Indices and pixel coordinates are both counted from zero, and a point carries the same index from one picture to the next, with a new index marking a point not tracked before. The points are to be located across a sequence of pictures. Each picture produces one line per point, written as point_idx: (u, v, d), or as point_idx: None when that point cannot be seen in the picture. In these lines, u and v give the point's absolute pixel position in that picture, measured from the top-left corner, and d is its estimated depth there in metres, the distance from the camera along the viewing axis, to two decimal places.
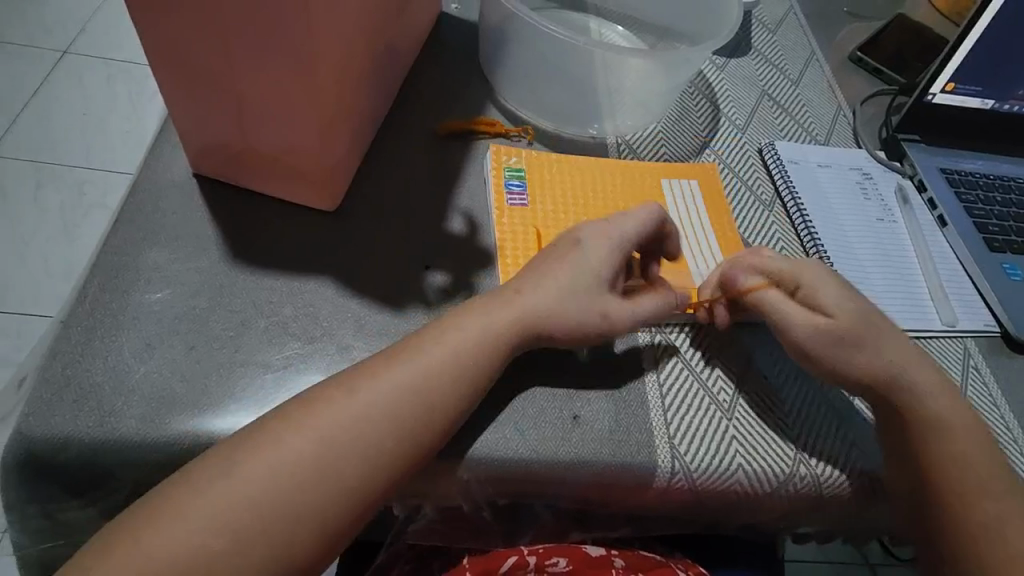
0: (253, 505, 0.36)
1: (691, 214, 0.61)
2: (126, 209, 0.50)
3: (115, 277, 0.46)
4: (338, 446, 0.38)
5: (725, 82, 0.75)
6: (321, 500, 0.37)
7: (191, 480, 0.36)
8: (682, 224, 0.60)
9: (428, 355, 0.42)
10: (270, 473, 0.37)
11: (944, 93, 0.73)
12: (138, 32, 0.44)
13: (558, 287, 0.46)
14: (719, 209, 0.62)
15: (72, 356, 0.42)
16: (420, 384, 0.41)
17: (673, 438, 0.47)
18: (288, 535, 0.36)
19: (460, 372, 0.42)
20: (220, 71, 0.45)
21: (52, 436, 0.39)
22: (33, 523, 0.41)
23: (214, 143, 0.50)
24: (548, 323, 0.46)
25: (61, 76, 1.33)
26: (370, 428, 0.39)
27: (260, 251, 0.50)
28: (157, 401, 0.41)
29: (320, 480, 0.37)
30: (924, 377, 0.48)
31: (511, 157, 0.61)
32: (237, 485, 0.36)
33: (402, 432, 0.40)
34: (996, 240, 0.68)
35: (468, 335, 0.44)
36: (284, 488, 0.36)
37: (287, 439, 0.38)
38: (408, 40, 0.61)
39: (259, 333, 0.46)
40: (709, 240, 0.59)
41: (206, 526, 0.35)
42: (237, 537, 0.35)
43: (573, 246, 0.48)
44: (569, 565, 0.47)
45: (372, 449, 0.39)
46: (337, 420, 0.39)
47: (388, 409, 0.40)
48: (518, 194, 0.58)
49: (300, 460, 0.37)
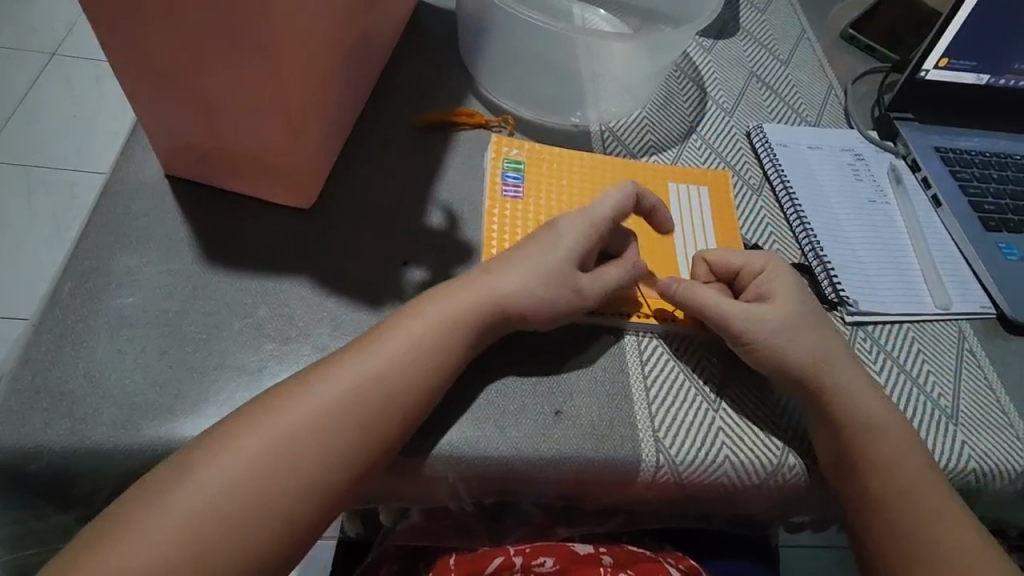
0: (222, 513, 0.35)
1: (693, 214, 0.59)
2: (98, 212, 0.49)
3: (87, 282, 0.45)
4: (305, 444, 0.38)
5: (712, 65, 0.74)
6: (289, 499, 0.36)
7: (158, 488, 0.35)
8: (682, 223, 0.59)
9: (396, 348, 0.42)
10: (242, 482, 0.36)
11: (938, 69, 0.71)
12: (100, 39, 0.43)
13: (524, 270, 0.46)
14: (725, 206, 0.61)
15: (43, 365, 0.41)
16: (389, 377, 0.40)
17: (658, 431, 0.46)
18: (258, 539, 0.35)
19: (429, 360, 0.42)
20: (185, 71, 0.44)
21: (23, 445, 0.38)
22: (11, 532, 0.41)
23: (183, 143, 0.49)
24: (514, 306, 0.45)
25: (49, 79, 1.32)
26: (339, 424, 0.39)
27: (236, 251, 0.49)
28: (129, 408, 0.41)
29: (293, 484, 0.37)
30: (869, 405, 0.47)
31: (513, 148, 0.60)
32: (199, 490, 0.35)
33: (372, 428, 0.39)
34: (992, 219, 0.66)
35: (438, 325, 0.43)
36: (248, 489, 0.36)
37: (247, 439, 0.37)
38: (384, 31, 0.59)
39: (234, 335, 0.45)
40: (709, 237, 0.58)
41: (171, 536, 0.34)
42: (205, 548, 0.34)
43: (542, 233, 0.49)
44: (555, 565, 0.46)
45: (341, 445, 0.38)
46: (300, 418, 0.38)
47: (361, 414, 0.39)
48: (514, 184, 0.58)
49: (261, 458, 0.37)
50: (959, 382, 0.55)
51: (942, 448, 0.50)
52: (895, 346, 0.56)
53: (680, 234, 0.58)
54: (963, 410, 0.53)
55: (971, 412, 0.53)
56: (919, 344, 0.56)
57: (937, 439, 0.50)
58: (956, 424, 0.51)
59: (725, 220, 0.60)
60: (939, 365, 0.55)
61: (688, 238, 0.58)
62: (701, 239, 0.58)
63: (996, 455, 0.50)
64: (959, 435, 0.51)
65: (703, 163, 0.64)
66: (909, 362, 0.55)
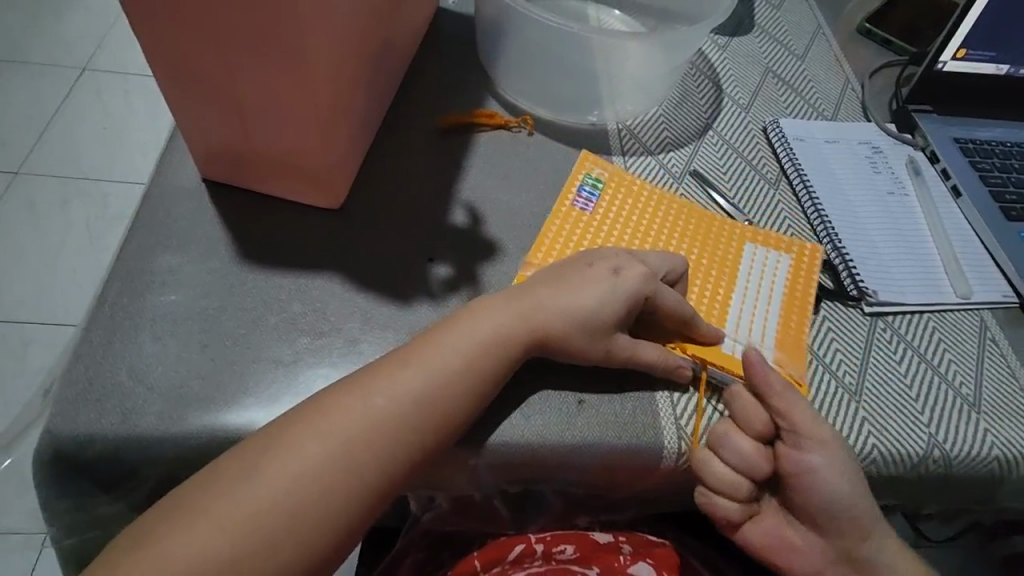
0: (282, 508, 0.36)
1: (762, 286, 0.56)
2: (140, 216, 0.52)
3: (132, 282, 0.48)
4: (355, 443, 0.39)
5: (728, 61, 0.75)
6: (342, 495, 0.38)
7: (208, 486, 0.36)
8: (750, 280, 0.57)
9: (438, 355, 0.42)
10: (295, 477, 0.37)
11: (955, 61, 0.71)
12: (145, 53, 0.46)
13: (569, 299, 0.46)
14: (807, 280, 0.57)
15: (94, 358, 0.44)
16: (436, 378, 0.42)
17: (679, 419, 0.48)
18: (318, 530, 0.37)
19: (469, 361, 0.43)
20: (223, 82, 0.46)
21: (77, 434, 0.41)
22: (65, 519, 0.43)
23: (220, 150, 0.51)
24: (553, 331, 0.46)
25: (83, 93, 1.37)
26: (392, 426, 0.40)
27: (269, 250, 0.51)
28: (175, 398, 0.43)
29: (347, 480, 0.38)
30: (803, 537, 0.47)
31: (597, 167, 0.61)
32: (260, 489, 0.36)
33: (419, 427, 0.41)
34: (1014, 209, 0.66)
35: (482, 330, 0.44)
36: (307, 487, 0.37)
37: (309, 438, 0.38)
38: (407, 37, 0.61)
39: (270, 329, 0.47)
40: (774, 300, 0.56)
41: (229, 534, 0.35)
42: (267, 539, 0.35)
43: (598, 273, 0.48)
44: (576, 553, 0.48)
45: (395, 444, 0.40)
46: (354, 415, 0.39)
47: (404, 413, 0.40)
48: (587, 198, 0.59)
49: (318, 457, 0.38)
50: (981, 370, 0.55)
51: (964, 435, 0.50)
52: (916, 336, 0.56)
53: (741, 289, 0.56)
54: (986, 399, 0.53)
55: (993, 400, 0.53)
56: (940, 333, 0.57)
57: (959, 428, 0.50)
58: (978, 412, 0.52)
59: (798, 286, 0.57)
60: (960, 353, 0.56)
61: (748, 296, 0.56)
62: (764, 303, 0.55)
63: (1019, 444, 0.50)
64: (981, 424, 0.51)
65: (720, 159, 0.65)
66: (930, 351, 0.55)
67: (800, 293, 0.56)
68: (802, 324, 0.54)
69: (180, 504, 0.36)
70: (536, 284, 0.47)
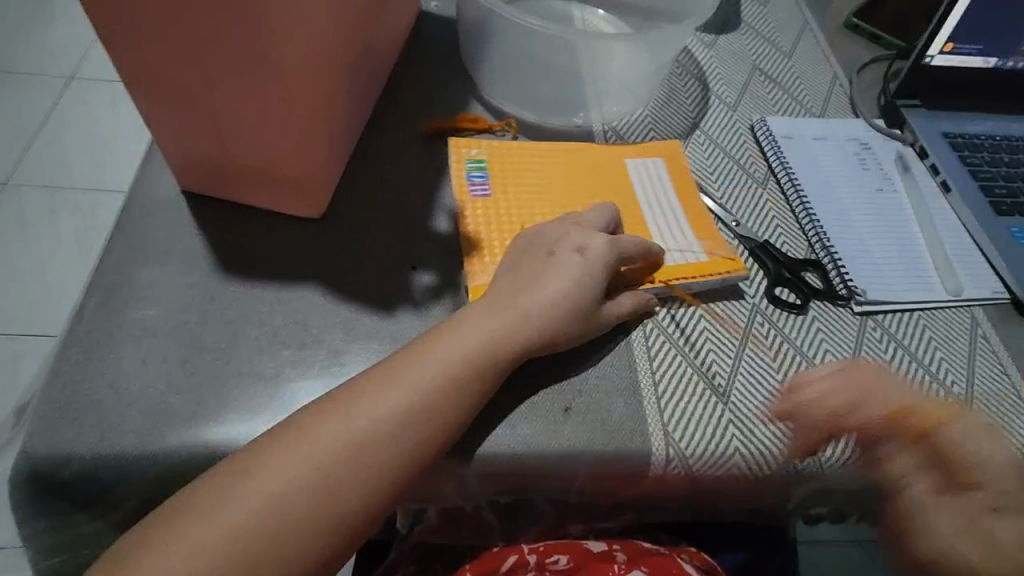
0: (262, 531, 0.35)
1: (655, 201, 0.59)
2: (119, 229, 0.51)
3: (110, 296, 0.47)
4: (337, 462, 0.38)
5: (714, 59, 0.74)
6: (323, 519, 0.37)
7: (186, 510, 0.36)
8: (645, 195, 0.59)
9: (419, 368, 0.42)
10: (274, 499, 0.36)
11: (942, 55, 0.71)
12: (117, 66, 0.45)
13: (550, 303, 0.46)
14: (682, 169, 0.62)
15: (72, 376, 0.43)
16: (417, 389, 0.41)
17: (668, 427, 0.47)
18: (300, 551, 0.36)
19: (451, 372, 0.42)
20: (198, 94, 0.46)
21: (54, 453, 0.40)
22: (45, 539, 0.43)
23: (198, 162, 0.51)
24: (536, 338, 0.45)
25: (71, 103, 1.36)
26: (375, 444, 0.39)
27: (251, 262, 0.51)
28: (154, 415, 0.43)
29: (328, 500, 0.37)
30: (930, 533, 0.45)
31: (471, 149, 0.60)
32: (238, 510, 0.36)
33: (400, 442, 0.40)
34: (1003, 204, 0.65)
35: (464, 340, 0.44)
36: (287, 510, 0.36)
37: (287, 458, 0.37)
38: (388, 43, 0.61)
39: (251, 342, 0.47)
40: (674, 205, 0.59)
41: (209, 559, 0.34)
42: (247, 563, 0.35)
43: (564, 257, 0.48)
44: (569, 563, 0.47)
45: (377, 462, 0.39)
46: (333, 430, 0.39)
47: (386, 430, 0.40)
48: (480, 184, 0.57)
49: (297, 478, 0.37)
50: (973, 368, 0.54)
51: None
52: (907, 335, 0.55)
53: (646, 206, 0.58)
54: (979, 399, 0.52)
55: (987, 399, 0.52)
56: (931, 331, 0.56)
57: None
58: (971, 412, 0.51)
59: (684, 191, 0.60)
60: (952, 352, 0.55)
61: (658, 218, 0.57)
62: (667, 204, 0.59)
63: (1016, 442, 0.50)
64: None
65: (707, 159, 0.65)
66: (922, 351, 0.54)
67: (680, 174, 0.61)
68: (698, 206, 0.59)
69: (159, 531, 0.35)
70: (518, 288, 0.47)
